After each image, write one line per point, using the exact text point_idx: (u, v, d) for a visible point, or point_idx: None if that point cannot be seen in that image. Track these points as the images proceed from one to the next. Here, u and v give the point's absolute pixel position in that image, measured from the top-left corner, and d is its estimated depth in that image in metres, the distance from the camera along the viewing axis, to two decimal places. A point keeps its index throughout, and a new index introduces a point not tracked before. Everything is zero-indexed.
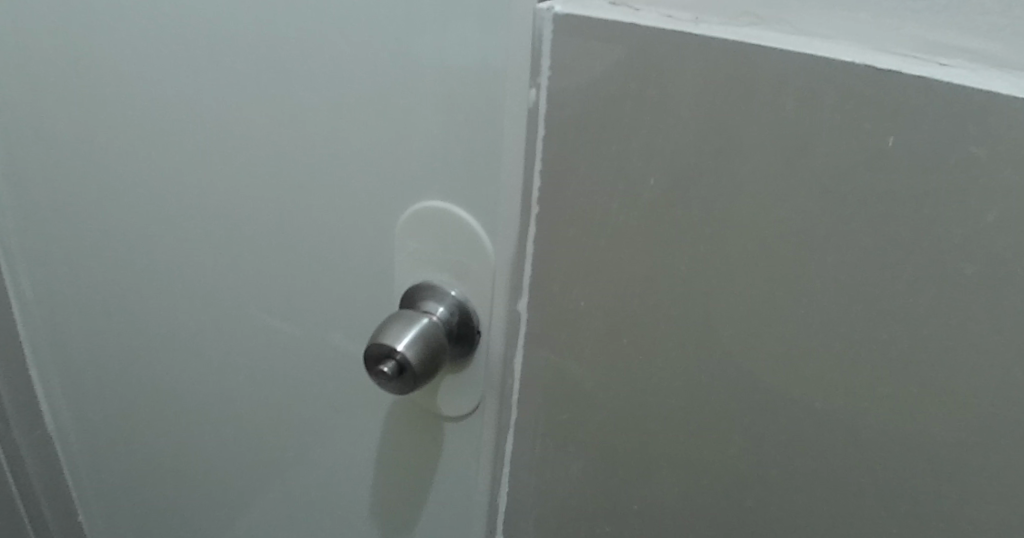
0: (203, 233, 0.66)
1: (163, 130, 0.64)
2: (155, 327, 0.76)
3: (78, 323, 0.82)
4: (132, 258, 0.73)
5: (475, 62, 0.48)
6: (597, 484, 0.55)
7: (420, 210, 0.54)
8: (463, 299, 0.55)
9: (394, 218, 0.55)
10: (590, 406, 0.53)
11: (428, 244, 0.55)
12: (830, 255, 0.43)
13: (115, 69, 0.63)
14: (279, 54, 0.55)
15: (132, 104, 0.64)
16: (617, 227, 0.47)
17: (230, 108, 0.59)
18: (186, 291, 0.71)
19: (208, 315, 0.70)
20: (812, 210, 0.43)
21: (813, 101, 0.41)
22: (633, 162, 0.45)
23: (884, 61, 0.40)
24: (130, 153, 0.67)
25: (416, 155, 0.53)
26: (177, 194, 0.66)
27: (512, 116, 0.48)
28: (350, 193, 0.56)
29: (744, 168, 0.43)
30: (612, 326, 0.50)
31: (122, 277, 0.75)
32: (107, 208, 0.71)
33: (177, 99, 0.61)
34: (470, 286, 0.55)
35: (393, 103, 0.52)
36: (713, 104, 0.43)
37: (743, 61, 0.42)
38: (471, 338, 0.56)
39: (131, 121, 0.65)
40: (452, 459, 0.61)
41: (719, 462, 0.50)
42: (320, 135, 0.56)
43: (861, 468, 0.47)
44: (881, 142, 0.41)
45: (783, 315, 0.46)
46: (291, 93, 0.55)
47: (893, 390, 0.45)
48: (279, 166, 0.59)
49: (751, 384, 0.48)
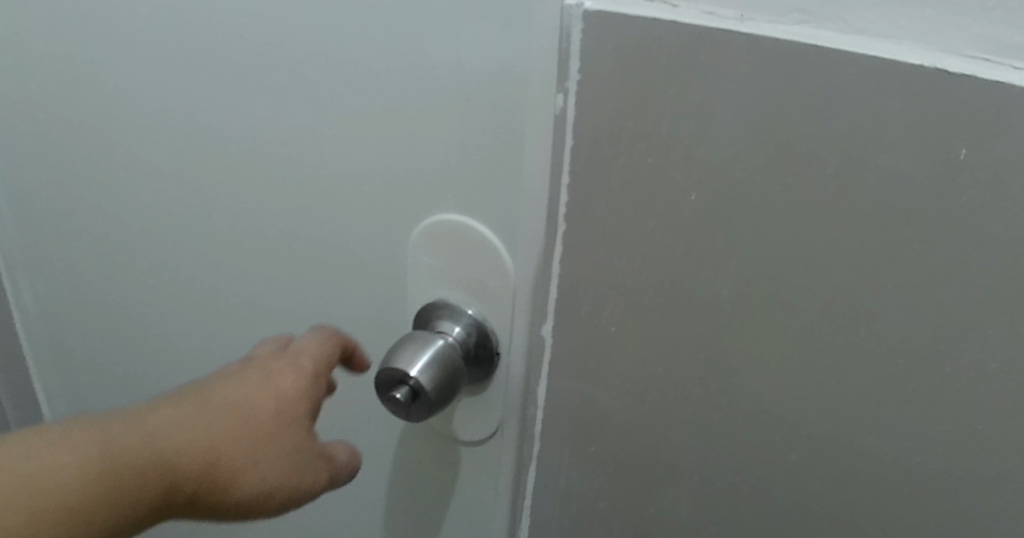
0: (209, 242, 0.62)
1: (163, 135, 0.60)
2: (158, 341, 0.72)
3: (79, 335, 0.79)
4: (133, 269, 0.69)
5: (496, 62, 0.44)
6: (626, 516, 0.51)
7: (436, 224, 0.50)
8: (480, 319, 0.51)
9: (407, 234, 0.52)
10: (621, 438, 0.49)
11: (444, 260, 0.51)
12: (890, 279, 0.39)
13: (114, 71, 0.60)
14: (283, 56, 0.51)
15: (133, 103, 0.60)
16: (653, 245, 0.43)
17: (237, 110, 0.55)
18: (190, 304, 0.67)
19: (215, 327, 0.67)
20: (870, 230, 0.38)
21: (875, 110, 0.36)
22: (671, 175, 0.41)
23: (956, 64, 0.35)
24: (132, 155, 0.63)
25: (432, 163, 0.49)
26: (178, 204, 0.63)
27: (538, 122, 0.44)
28: (362, 202, 0.52)
29: (795, 183, 0.39)
30: (646, 352, 0.46)
31: (123, 288, 0.71)
32: (108, 217, 0.68)
33: (178, 103, 0.58)
34: (487, 306, 0.50)
35: (404, 109, 0.48)
36: (761, 110, 0.38)
37: (795, 63, 0.37)
38: (488, 361, 0.51)
39: (130, 126, 0.62)
40: (466, 492, 0.57)
41: (759, 501, 0.46)
42: (326, 143, 0.52)
43: (916, 510, 0.43)
44: (951, 155, 0.36)
45: (833, 344, 0.41)
46: (296, 96, 0.52)
47: (956, 432, 0.40)
48: (285, 175, 0.55)
49: (796, 417, 0.43)
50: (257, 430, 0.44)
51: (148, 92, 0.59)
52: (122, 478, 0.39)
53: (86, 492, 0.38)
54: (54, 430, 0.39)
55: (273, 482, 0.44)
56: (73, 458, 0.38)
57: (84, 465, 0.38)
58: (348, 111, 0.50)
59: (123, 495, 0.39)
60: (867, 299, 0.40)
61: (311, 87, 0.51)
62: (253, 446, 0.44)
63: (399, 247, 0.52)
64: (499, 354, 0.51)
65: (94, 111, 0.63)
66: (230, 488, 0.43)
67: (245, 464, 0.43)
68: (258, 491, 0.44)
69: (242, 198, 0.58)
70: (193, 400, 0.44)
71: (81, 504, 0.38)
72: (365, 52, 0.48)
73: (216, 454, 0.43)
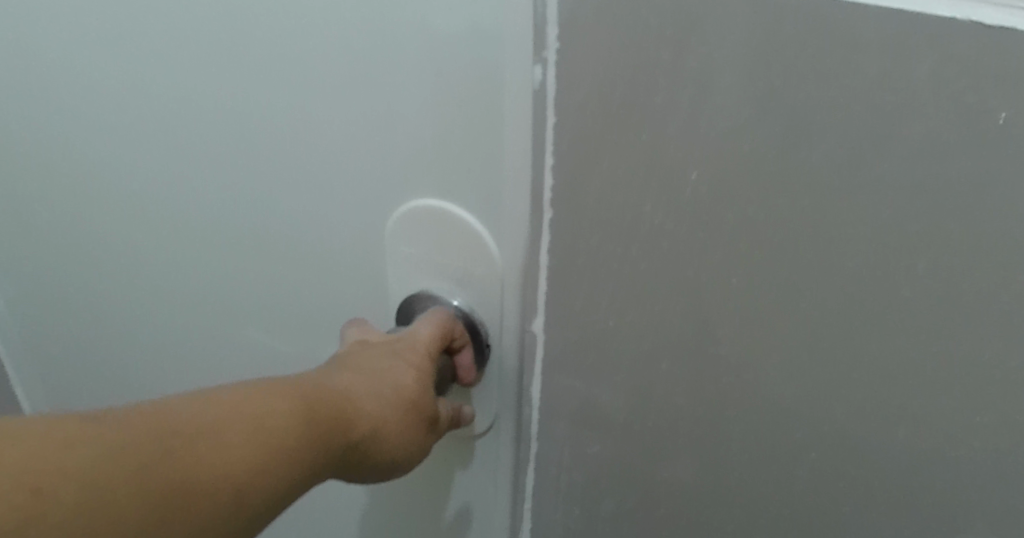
0: (161, 245, 0.57)
1: (100, 132, 0.54)
2: (115, 352, 0.67)
3: (28, 349, 0.73)
4: (82, 277, 0.64)
5: (461, 37, 0.37)
6: (634, 512, 0.48)
7: (411, 211, 0.44)
8: (467, 310, 0.45)
9: (381, 224, 0.46)
10: (626, 437, 0.45)
11: (423, 249, 0.45)
12: (918, 264, 0.35)
13: (37, 65, 0.53)
14: (222, 38, 0.45)
15: (57, 95, 0.54)
16: (653, 229, 0.39)
17: (177, 99, 0.49)
18: (146, 311, 0.62)
19: (173, 335, 0.62)
20: (897, 206, 0.34)
21: (900, 71, 0.32)
22: (670, 155, 0.37)
23: (991, 14, 0.30)
24: (64, 153, 0.57)
25: (400, 150, 0.42)
26: (122, 205, 0.57)
27: (513, 109, 0.38)
28: (325, 199, 0.47)
29: (811, 156, 0.34)
30: (649, 346, 0.42)
31: (72, 297, 0.66)
32: (46, 223, 0.62)
33: (113, 96, 0.52)
34: (472, 305, 0.45)
35: (366, 87, 0.41)
36: (770, 76, 0.33)
37: (807, 22, 0.32)
38: (480, 353, 0.45)
39: (62, 124, 0.55)
40: (457, 520, 0.52)
41: (780, 498, 0.43)
42: (280, 133, 0.46)
43: (948, 502, 0.39)
44: (986, 121, 0.31)
45: (857, 334, 0.37)
46: (243, 81, 0.46)
47: (995, 425, 0.36)
48: (237, 171, 0.49)
49: (818, 410, 0.40)
50: (407, 394, 0.40)
51: (72, 84, 0.53)
52: (318, 422, 0.36)
53: (294, 434, 0.34)
54: (256, 381, 0.36)
55: (413, 455, 0.41)
56: (278, 402, 0.35)
57: (286, 412, 0.35)
58: (300, 97, 0.44)
59: (321, 442, 0.36)
60: (894, 282, 0.35)
61: (254, 75, 0.45)
62: (405, 410, 0.40)
63: (367, 245, 0.47)
64: (489, 346, 0.46)
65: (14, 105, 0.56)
66: (383, 456, 0.39)
67: (400, 430, 0.40)
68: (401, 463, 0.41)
69: (191, 196, 0.53)
70: (351, 364, 0.40)
71: (289, 445, 0.34)
72: (311, 30, 0.42)
73: (381, 417, 0.39)
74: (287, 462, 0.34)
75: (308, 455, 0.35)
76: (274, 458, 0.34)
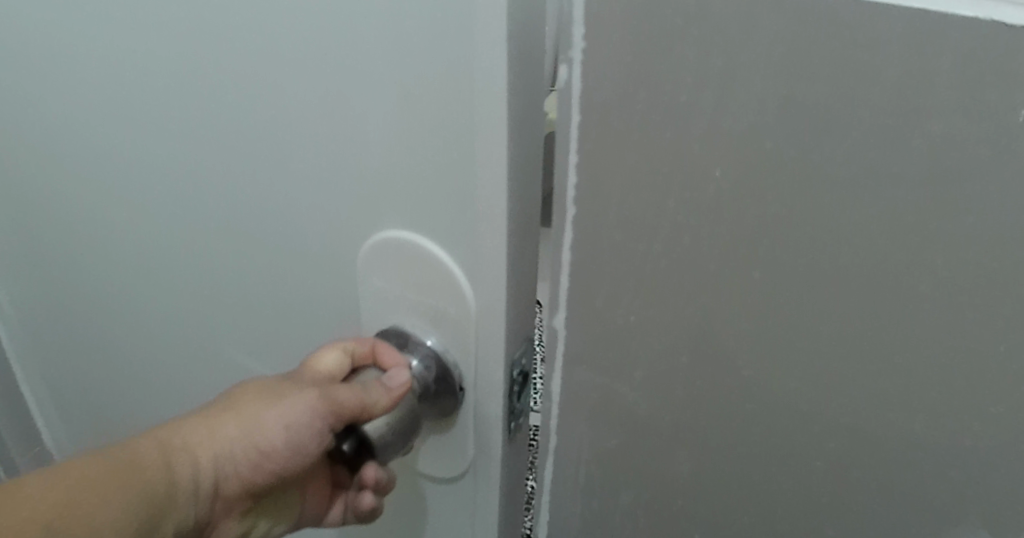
0: (194, 252, 0.58)
1: (140, 141, 0.56)
2: (155, 350, 0.69)
3: (85, 341, 0.76)
4: (127, 277, 0.66)
5: (452, 99, 0.40)
6: (651, 506, 0.48)
7: (393, 253, 0.47)
8: (440, 350, 0.48)
9: (363, 255, 0.48)
10: (643, 433, 0.46)
11: (403, 291, 0.48)
12: (937, 259, 0.35)
13: (87, 75, 0.56)
14: (233, 62, 0.47)
15: (104, 103, 0.56)
16: (673, 228, 0.40)
17: (206, 114, 0.51)
18: (181, 313, 0.63)
19: (198, 326, 0.63)
20: (917, 202, 0.34)
21: (921, 71, 0.32)
22: (694, 153, 0.37)
23: (1012, 13, 0.30)
24: (109, 159, 0.59)
25: (389, 194, 0.45)
26: (158, 211, 0.59)
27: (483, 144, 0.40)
28: (331, 218, 0.49)
29: (833, 153, 0.35)
30: (669, 343, 0.43)
31: (118, 295, 0.68)
32: (95, 223, 0.65)
33: (151, 107, 0.53)
34: (448, 348, 0.48)
35: (357, 116, 0.44)
36: (795, 76, 0.34)
37: (830, 24, 0.33)
38: (454, 397, 0.49)
39: (108, 132, 0.58)
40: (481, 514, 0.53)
41: (795, 493, 0.44)
42: (292, 153, 0.48)
43: (963, 493, 0.40)
44: (1006, 118, 0.32)
45: (876, 329, 0.38)
46: (256, 100, 0.47)
47: (1011, 415, 0.37)
48: (259, 185, 0.51)
49: (836, 404, 0.40)
50: (252, 407, 0.48)
51: (117, 95, 0.55)
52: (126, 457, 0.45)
53: (92, 468, 0.43)
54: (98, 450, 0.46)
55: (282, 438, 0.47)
56: (81, 458, 0.44)
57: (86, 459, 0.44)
58: (306, 118, 0.46)
59: (132, 468, 0.44)
60: (913, 277, 0.36)
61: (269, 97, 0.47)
62: (247, 417, 0.48)
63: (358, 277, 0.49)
64: (462, 388, 0.48)
65: (67, 108, 0.59)
66: (236, 454, 0.48)
67: (236, 424, 0.48)
68: (281, 436, 0.47)
69: (218, 205, 0.54)
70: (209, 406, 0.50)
71: (93, 477, 0.43)
72: (312, 55, 0.43)
73: (211, 426, 0.48)
74: (97, 489, 0.43)
75: (126, 480, 0.44)
76: (82, 494, 0.42)
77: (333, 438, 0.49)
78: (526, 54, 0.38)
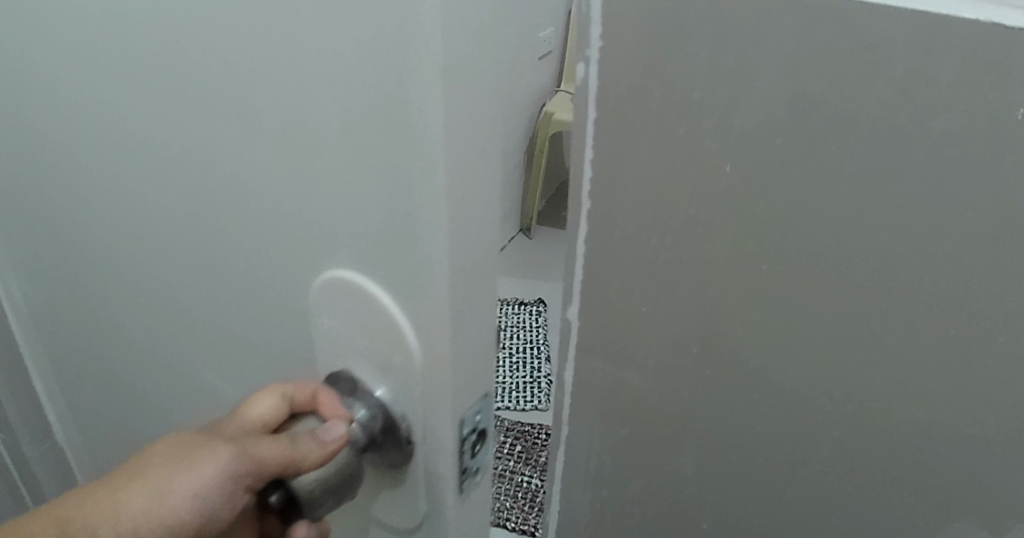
0: (137, 281, 0.54)
1: (77, 158, 0.52)
2: (114, 374, 0.65)
3: (55, 359, 0.74)
4: (82, 298, 0.62)
5: (388, 63, 0.30)
6: (662, 495, 0.50)
7: (333, 277, 0.37)
8: (387, 402, 0.37)
9: (297, 277, 0.39)
10: (652, 423, 0.48)
11: (350, 330, 0.37)
12: (940, 250, 0.36)
13: (30, 96, 0.52)
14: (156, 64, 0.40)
15: (42, 118, 0.52)
16: (686, 221, 0.41)
17: (129, 129, 0.45)
18: (131, 340, 0.59)
19: (145, 357, 0.59)
20: (919, 196, 0.36)
21: (926, 70, 0.33)
22: (707, 147, 0.39)
23: (1011, 15, 0.32)
24: (54, 178, 0.55)
25: (323, 206, 0.35)
26: (102, 236, 0.55)
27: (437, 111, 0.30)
28: (263, 234, 0.40)
29: (841, 148, 0.36)
30: (680, 333, 0.44)
31: (79, 318, 0.65)
32: (50, 244, 0.61)
33: (86, 124, 0.49)
34: (401, 398, 0.37)
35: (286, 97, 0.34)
36: (803, 73, 0.36)
37: (839, 24, 0.34)
38: (401, 451, 0.38)
39: (52, 150, 0.54)
40: None
41: (802, 482, 0.45)
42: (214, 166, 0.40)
43: (962, 480, 0.41)
44: (1005, 115, 0.33)
45: (880, 319, 0.39)
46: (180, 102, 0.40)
47: (1009, 403, 0.38)
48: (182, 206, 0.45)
49: (842, 393, 0.42)
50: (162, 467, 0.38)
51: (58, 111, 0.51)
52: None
53: None
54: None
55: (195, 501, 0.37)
56: None
57: None
58: (233, 112, 0.37)
59: None
60: (915, 269, 0.37)
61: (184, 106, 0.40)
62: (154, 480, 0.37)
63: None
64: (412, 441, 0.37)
65: (14, 125, 0.55)
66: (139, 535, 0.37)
67: (141, 490, 0.37)
68: (191, 508, 0.37)
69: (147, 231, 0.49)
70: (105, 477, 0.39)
71: None
72: (229, 40, 0.35)
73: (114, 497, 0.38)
74: None
75: None
76: None
77: (255, 497, 0.38)
78: (493, 36, 0.31)
